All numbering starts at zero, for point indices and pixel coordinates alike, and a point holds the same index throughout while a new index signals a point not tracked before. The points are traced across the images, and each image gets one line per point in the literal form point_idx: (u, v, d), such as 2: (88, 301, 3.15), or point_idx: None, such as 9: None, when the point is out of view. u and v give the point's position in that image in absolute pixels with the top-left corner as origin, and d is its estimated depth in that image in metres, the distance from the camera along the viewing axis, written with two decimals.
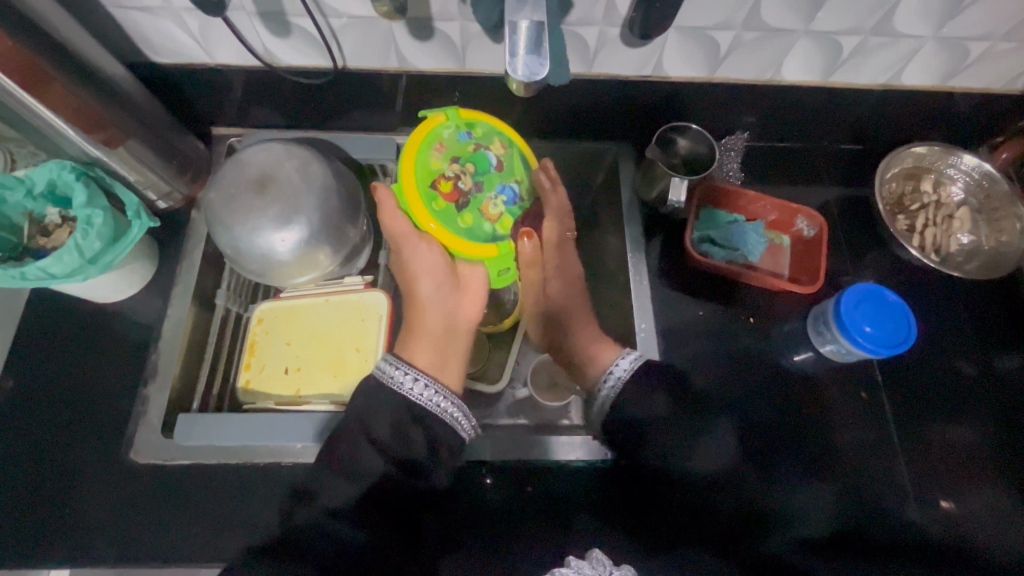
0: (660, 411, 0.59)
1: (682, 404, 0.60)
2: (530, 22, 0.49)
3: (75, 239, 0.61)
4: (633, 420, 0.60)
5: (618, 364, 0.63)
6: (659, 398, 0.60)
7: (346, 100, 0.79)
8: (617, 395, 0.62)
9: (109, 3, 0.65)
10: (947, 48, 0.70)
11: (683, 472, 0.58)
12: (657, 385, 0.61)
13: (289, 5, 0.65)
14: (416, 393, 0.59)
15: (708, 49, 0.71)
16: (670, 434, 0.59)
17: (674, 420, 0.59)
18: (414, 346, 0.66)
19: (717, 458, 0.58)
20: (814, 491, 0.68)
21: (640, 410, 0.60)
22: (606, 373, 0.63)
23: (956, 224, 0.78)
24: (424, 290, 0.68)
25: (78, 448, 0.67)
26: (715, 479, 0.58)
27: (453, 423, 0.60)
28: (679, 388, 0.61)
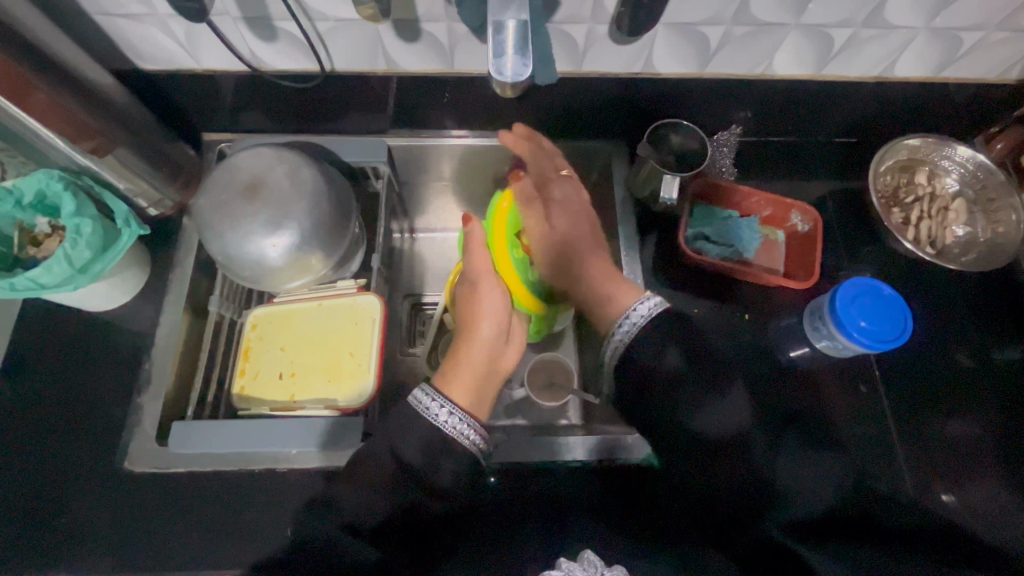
0: (675, 365, 0.55)
1: (696, 361, 0.56)
2: (516, 21, 0.48)
3: (63, 249, 0.61)
4: (647, 375, 0.56)
5: (639, 305, 0.58)
6: (673, 351, 0.56)
7: (336, 103, 0.79)
8: (632, 339, 0.57)
9: (94, 11, 0.64)
10: (939, 38, 0.70)
11: (691, 435, 0.55)
12: (673, 337, 0.57)
13: (273, 9, 0.64)
14: (449, 427, 0.56)
15: (698, 45, 0.70)
16: (680, 392, 0.55)
17: (680, 382, 0.55)
18: (454, 378, 0.63)
19: (726, 423, 0.55)
20: (824, 466, 0.59)
21: (655, 364, 0.56)
22: (626, 313, 0.59)
23: (951, 216, 0.77)
24: (484, 330, 0.67)
25: (73, 458, 0.67)
26: (722, 446, 0.55)
27: (476, 450, 0.57)
28: (695, 342, 0.57)
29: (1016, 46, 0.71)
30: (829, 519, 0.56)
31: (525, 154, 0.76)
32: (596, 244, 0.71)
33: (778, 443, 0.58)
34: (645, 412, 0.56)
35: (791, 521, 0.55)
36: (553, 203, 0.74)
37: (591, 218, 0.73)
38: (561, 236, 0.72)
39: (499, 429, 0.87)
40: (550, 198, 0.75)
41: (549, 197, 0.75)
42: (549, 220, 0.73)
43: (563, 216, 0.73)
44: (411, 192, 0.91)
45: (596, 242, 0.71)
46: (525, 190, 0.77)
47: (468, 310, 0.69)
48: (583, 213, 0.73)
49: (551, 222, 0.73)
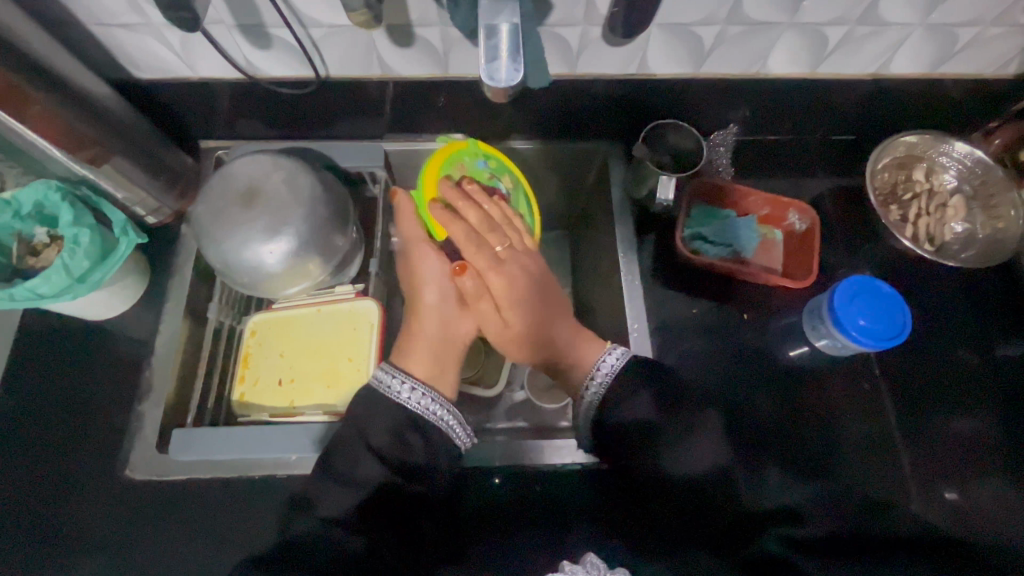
0: (647, 412, 0.60)
1: (667, 403, 0.61)
2: (509, 24, 0.49)
3: (63, 259, 0.62)
4: (624, 425, 0.61)
5: (606, 359, 0.65)
6: (642, 396, 0.61)
7: (332, 109, 0.79)
8: (602, 398, 0.63)
9: (90, 21, 0.65)
10: (935, 34, 0.69)
11: (670, 475, 0.58)
12: (642, 382, 0.63)
13: (267, 17, 0.65)
14: (414, 404, 0.61)
15: (693, 45, 0.70)
16: (654, 440, 0.59)
17: (654, 425, 0.60)
18: (410, 354, 0.67)
19: (705, 459, 0.58)
20: (809, 496, 0.65)
21: (625, 411, 0.61)
22: (595, 369, 0.65)
23: (950, 213, 0.77)
24: (430, 299, 0.71)
25: (75, 466, 0.67)
26: (703, 481, 0.58)
27: (452, 434, 0.62)
28: (664, 388, 0.62)
29: (1012, 41, 0.71)
30: (832, 540, 0.58)
31: (472, 217, 0.69)
32: (559, 305, 0.70)
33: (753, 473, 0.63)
34: (626, 455, 0.60)
35: (791, 537, 0.56)
36: (511, 271, 0.67)
37: (541, 271, 0.71)
38: (514, 300, 0.67)
39: (499, 432, 0.87)
40: (507, 261, 0.68)
41: (506, 261, 0.68)
42: (499, 288, 0.67)
43: (511, 283, 0.67)
44: None
45: (560, 302, 0.71)
46: (486, 251, 0.68)
47: (414, 278, 0.71)
48: (534, 270, 0.70)
49: (499, 287, 0.67)
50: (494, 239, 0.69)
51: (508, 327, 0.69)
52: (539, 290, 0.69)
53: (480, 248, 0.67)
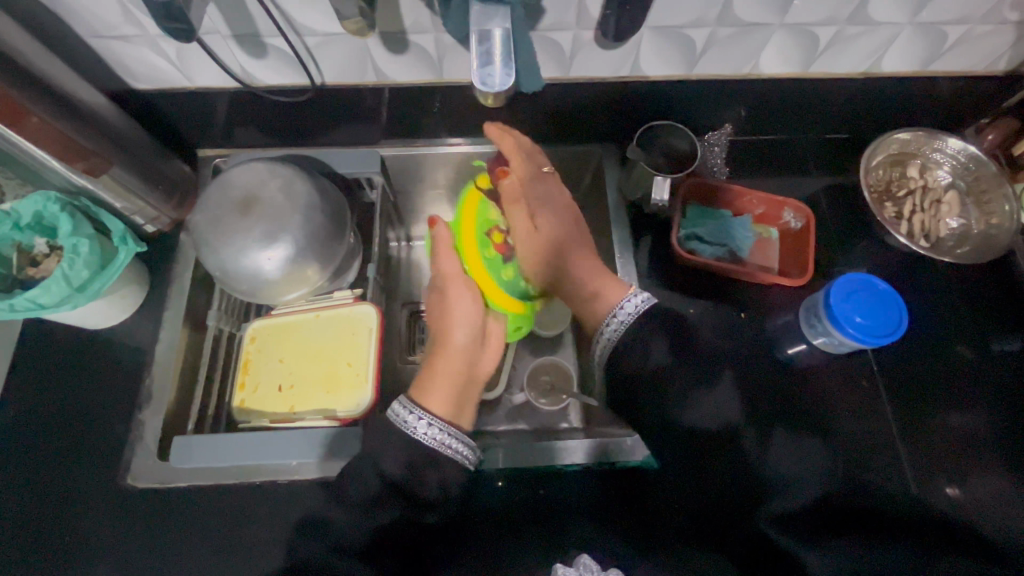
0: (660, 359, 0.59)
1: (683, 353, 0.59)
2: (502, 30, 0.49)
3: (62, 270, 0.62)
4: (637, 370, 0.59)
5: (628, 302, 0.62)
6: (659, 344, 0.60)
7: (329, 115, 0.80)
8: (619, 338, 0.61)
9: (86, 33, 0.65)
10: (924, 33, 0.70)
11: (678, 425, 0.58)
12: (659, 329, 0.61)
13: (262, 26, 0.65)
14: (430, 439, 0.59)
15: (684, 47, 0.71)
16: (669, 385, 0.58)
17: (671, 373, 0.58)
18: (428, 388, 0.65)
19: (720, 414, 0.59)
20: (807, 459, 0.64)
21: (641, 357, 0.60)
22: (617, 308, 0.63)
23: (944, 209, 0.78)
24: (457, 338, 0.70)
25: (76, 475, 0.67)
26: (714, 434, 0.59)
27: (462, 459, 0.60)
28: (680, 336, 0.60)
29: (1002, 38, 0.71)
30: (826, 509, 0.62)
31: (521, 139, 0.77)
32: (580, 241, 0.73)
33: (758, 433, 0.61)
34: (635, 401, 0.59)
35: (780, 515, 0.59)
36: (551, 185, 0.74)
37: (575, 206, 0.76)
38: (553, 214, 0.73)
39: (500, 435, 0.87)
40: (547, 180, 0.75)
41: (547, 180, 0.75)
42: (538, 200, 0.74)
43: (549, 196, 0.74)
44: (406, 200, 0.92)
45: (582, 237, 0.74)
46: (532, 166, 0.75)
47: (442, 317, 0.71)
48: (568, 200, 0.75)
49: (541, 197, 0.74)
50: (540, 159, 0.76)
51: (535, 234, 0.72)
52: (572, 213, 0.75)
53: (529, 160, 0.75)
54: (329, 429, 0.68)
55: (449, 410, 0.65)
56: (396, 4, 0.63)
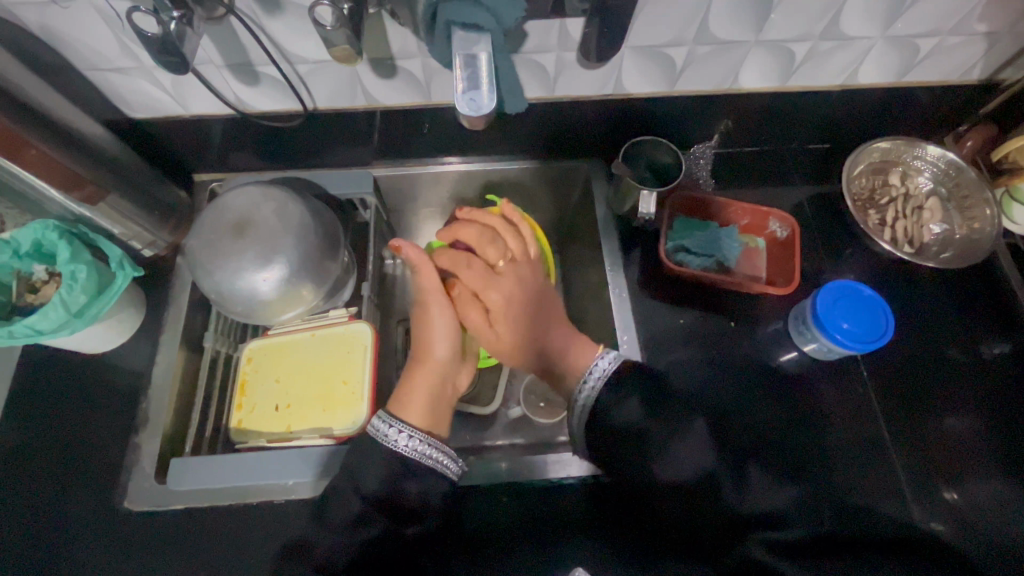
0: (635, 417, 0.62)
1: (653, 405, 0.62)
2: (486, 54, 0.51)
3: (60, 295, 0.63)
4: (615, 425, 0.62)
5: (597, 366, 0.66)
6: (632, 402, 0.63)
7: (320, 139, 0.81)
8: (594, 400, 0.64)
9: (84, 66, 0.67)
10: (897, 45, 0.72)
11: (654, 481, 0.59)
12: (631, 386, 0.64)
13: (254, 55, 0.67)
14: (409, 449, 0.61)
15: (665, 65, 0.73)
16: (646, 440, 0.60)
17: (644, 428, 0.61)
18: (406, 399, 0.67)
19: (690, 465, 0.59)
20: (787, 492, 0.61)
21: (616, 417, 0.62)
22: (588, 373, 0.66)
23: (926, 215, 0.79)
24: (439, 348, 0.71)
25: (73, 499, 0.67)
26: (689, 485, 0.59)
27: (444, 469, 0.62)
28: (653, 393, 0.63)
29: (975, 48, 0.73)
30: (810, 544, 0.58)
31: (474, 231, 0.75)
32: (544, 328, 0.74)
33: (744, 479, 0.60)
34: (614, 464, 0.62)
35: (774, 543, 0.57)
36: (506, 286, 0.72)
37: (538, 282, 0.76)
38: (513, 313, 0.72)
39: (496, 449, 0.87)
40: (503, 277, 0.73)
41: (500, 278, 0.73)
42: (497, 302, 0.72)
43: (507, 296, 0.72)
44: (400, 219, 0.94)
45: (552, 308, 0.76)
46: (482, 266, 0.73)
47: (427, 330, 0.71)
48: (528, 278, 0.75)
49: (497, 302, 0.72)
50: (493, 253, 0.75)
51: (499, 341, 0.73)
52: (534, 299, 0.74)
53: (475, 265, 0.73)
54: (325, 448, 0.68)
55: (428, 419, 0.67)
56: (383, 32, 0.66)
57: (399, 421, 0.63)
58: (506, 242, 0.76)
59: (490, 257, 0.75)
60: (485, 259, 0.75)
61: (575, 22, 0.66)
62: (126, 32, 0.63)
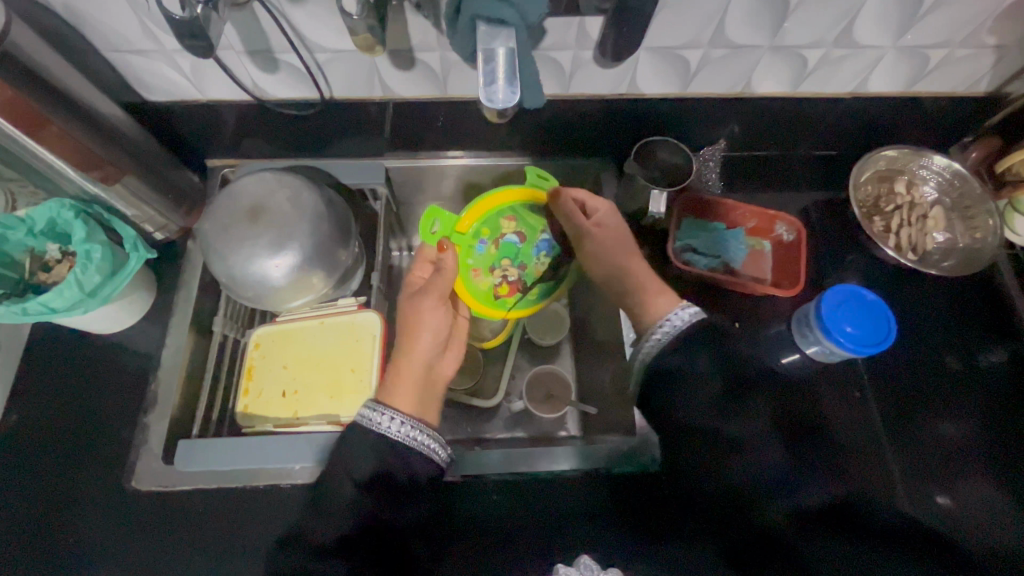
0: (702, 369, 0.62)
1: (725, 371, 0.62)
2: (505, 48, 0.52)
3: (75, 274, 0.63)
4: (679, 372, 0.62)
5: (677, 316, 0.65)
6: (704, 366, 0.62)
7: (335, 128, 0.82)
8: (665, 344, 0.64)
9: (105, 47, 0.68)
10: (909, 55, 0.73)
11: (691, 419, 0.61)
12: (703, 344, 0.63)
13: (275, 43, 0.68)
14: (398, 434, 0.61)
15: (679, 67, 0.74)
16: (706, 394, 0.61)
17: (706, 382, 0.61)
18: (395, 388, 0.66)
19: (744, 427, 0.61)
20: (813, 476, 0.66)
21: (682, 364, 0.62)
22: (662, 321, 0.65)
23: (931, 223, 0.80)
24: (424, 340, 0.70)
25: (81, 476, 0.68)
26: (738, 446, 0.61)
27: (432, 454, 0.62)
28: (723, 353, 0.63)
29: (983, 60, 0.74)
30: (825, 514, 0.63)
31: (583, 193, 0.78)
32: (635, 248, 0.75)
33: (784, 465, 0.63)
34: (667, 404, 0.62)
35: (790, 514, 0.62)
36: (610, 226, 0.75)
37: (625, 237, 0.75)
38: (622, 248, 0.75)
39: (498, 442, 0.89)
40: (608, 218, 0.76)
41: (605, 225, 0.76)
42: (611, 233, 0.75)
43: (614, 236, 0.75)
44: (409, 211, 0.95)
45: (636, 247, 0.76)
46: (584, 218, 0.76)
47: (411, 319, 0.71)
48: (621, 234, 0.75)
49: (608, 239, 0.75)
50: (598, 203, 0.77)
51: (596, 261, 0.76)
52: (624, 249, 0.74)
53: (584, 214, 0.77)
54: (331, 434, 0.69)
55: (414, 407, 0.66)
56: (403, 23, 0.66)
57: (387, 407, 0.63)
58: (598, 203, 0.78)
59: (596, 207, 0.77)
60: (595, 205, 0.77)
61: (594, 21, 0.66)
62: (151, 15, 0.63)
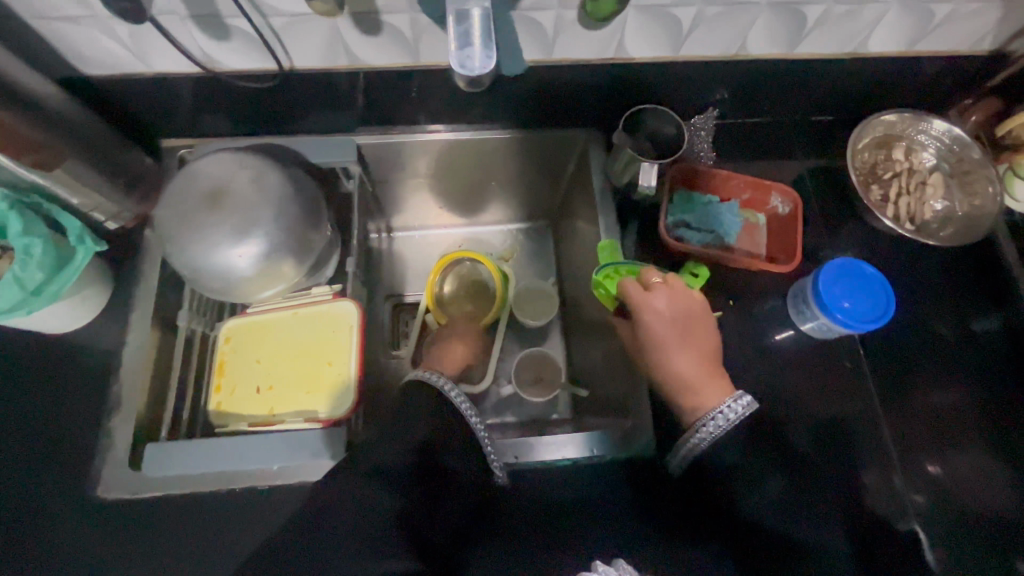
0: (752, 454, 0.59)
1: (794, 489, 0.59)
2: (481, 8, 0.47)
3: (12, 272, 0.58)
4: (727, 460, 0.59)
5: (731, 407, 0.60)
6: (773, 482, 0.58)
7: (299, 103, 0.75)
8: (713, 441, 0.59)
9: (29, 15, 0.60)
10: (911, 9, 0.68)
11: (752, 509, 0.57)
12: (751, 432, 0.61)
13: (222, 6, 0.61)
14: (449, 393, 0.65)
15: (669, 28, 0.69)
16: (762, 480, 0.58)
17: (760, 468, 0.59)
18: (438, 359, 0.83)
19: (807, 517, 0.58)
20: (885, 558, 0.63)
21: (732, 453, 0.59)
22: (716, 413, 0.60)
23: (929, 191, 0.77)
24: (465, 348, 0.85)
25: (43, 484, 0.64)
26: (809, 543, 0.56)
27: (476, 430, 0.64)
28: (771, 443, 0.61)
29: (990, 15, 0.70)
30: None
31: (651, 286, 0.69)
32: (706, 360, 0.67)
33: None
34: (720, 491, 0.58)
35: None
36: (672, 334, 0.67)
37: (694, 346, 0.67)
38: (689, 361, 0.66)
39: (488, 427, 0.87)
40: (674, 326, 0.68)
41: (673, 333, 0.67)
42: (675, 344, 0.67)
43: (679, 347, 0.67)
44: (386, 190, 0.89)
45: (704, 357, 0.67)
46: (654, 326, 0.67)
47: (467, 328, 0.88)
48: (689, 342, 0.67)
49: (674, 350, 0.67)
50: (665, 304, 0.68)
51: (663, 368, 0.67)
52: (691, 362, 0.66)
53: (654, 317, 0.68)
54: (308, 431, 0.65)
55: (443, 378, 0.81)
56: None
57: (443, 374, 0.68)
58: (667, 307, 0.68)
59: (665, 312, 0.68)
60: (662, 309, 0.68)
61: None
62: None
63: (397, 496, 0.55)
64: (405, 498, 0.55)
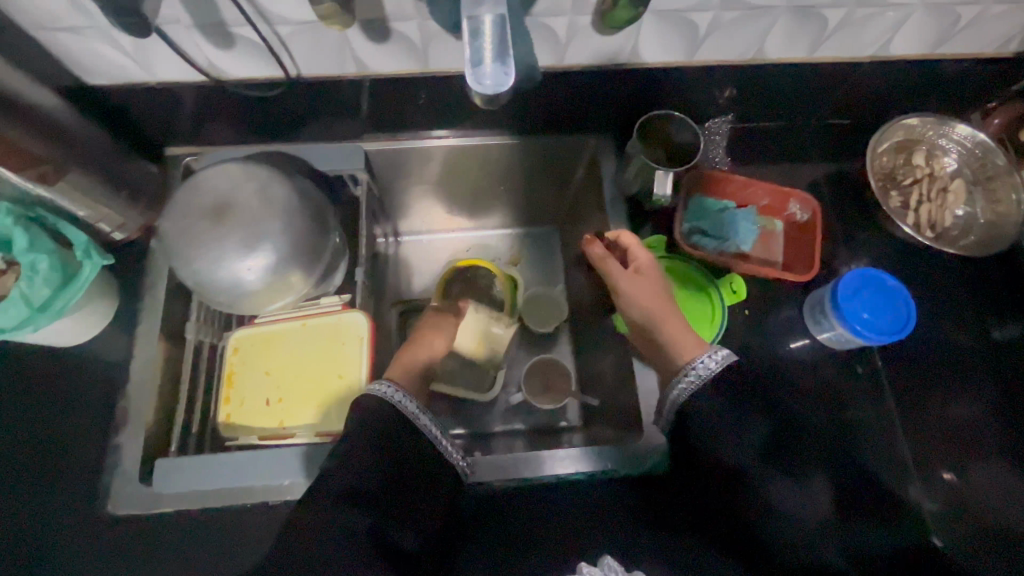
0: (754, 428, 0.56)
1: (778, 434, 0.56)
2: (493, 14, 0.45)
3: (19, 290, 0.58)
4: (721, 432, 0.55)
5: (704, 360, 0.59)
6: (762, 437, 0.55)
7: (305, 110, 0.74)
8: (691, 394, 0.58)
9: (32, 26, 0.59)
10: (937, 12, 0.66)
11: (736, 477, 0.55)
12: (742, 399, 0.57)
13: (227, 15, 0.59)
14: (406, 406, 0.60)
15: (685, 32, 0.67)
16: (749, 451, 0.55)
17: (764, 440, 0.55)
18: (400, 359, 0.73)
19: (804, 502, 0.54)
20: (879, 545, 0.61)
21: (730, 433, 0.55)
22: (691, 367, 0.59)
23: (951, 198, 0.75)
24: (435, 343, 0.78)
25: (52, 499, 0.63)
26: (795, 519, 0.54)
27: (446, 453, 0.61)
28: (778, 421, 0.56)
29: (1018, 17, 0.68)
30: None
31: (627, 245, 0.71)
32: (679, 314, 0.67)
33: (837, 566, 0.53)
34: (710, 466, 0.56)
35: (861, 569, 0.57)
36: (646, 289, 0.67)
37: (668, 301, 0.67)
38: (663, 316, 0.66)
39: (497, 435, 0.87)
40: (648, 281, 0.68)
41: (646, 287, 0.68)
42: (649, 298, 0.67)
43: (653, 302, 0.67)
44: (393, 195, 0.88)
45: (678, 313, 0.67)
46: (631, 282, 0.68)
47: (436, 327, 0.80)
48: (663, 298, 0.68)
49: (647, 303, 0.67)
50: (641, 257, 0.70)
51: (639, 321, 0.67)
52: (665, 316, 0.66)
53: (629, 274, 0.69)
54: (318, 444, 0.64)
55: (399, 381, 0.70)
56: None
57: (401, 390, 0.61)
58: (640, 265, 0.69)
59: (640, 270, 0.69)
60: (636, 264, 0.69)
61: None
62: None
63: (361, 513, 0.52)
64: (390, 483, 0.55)
